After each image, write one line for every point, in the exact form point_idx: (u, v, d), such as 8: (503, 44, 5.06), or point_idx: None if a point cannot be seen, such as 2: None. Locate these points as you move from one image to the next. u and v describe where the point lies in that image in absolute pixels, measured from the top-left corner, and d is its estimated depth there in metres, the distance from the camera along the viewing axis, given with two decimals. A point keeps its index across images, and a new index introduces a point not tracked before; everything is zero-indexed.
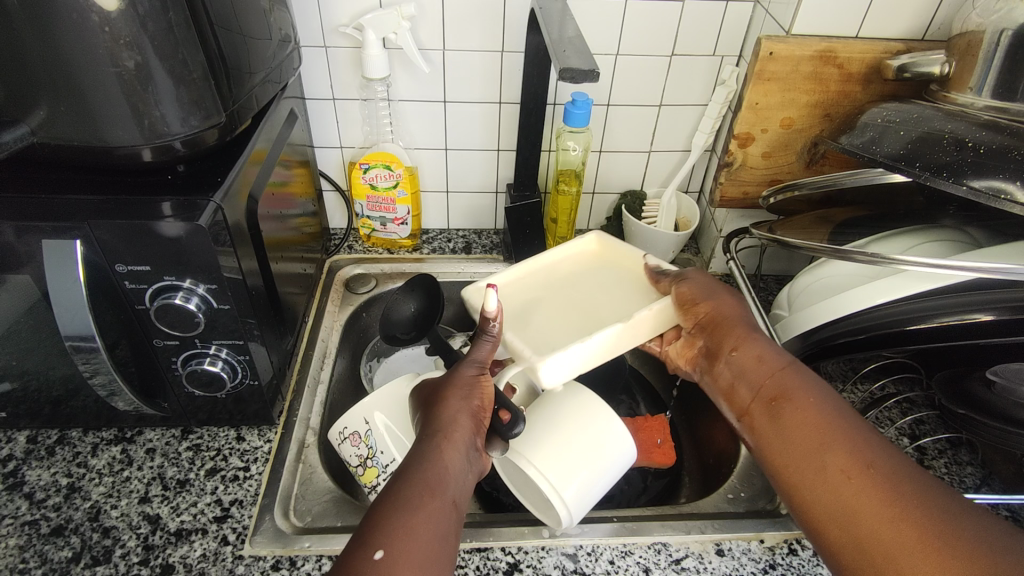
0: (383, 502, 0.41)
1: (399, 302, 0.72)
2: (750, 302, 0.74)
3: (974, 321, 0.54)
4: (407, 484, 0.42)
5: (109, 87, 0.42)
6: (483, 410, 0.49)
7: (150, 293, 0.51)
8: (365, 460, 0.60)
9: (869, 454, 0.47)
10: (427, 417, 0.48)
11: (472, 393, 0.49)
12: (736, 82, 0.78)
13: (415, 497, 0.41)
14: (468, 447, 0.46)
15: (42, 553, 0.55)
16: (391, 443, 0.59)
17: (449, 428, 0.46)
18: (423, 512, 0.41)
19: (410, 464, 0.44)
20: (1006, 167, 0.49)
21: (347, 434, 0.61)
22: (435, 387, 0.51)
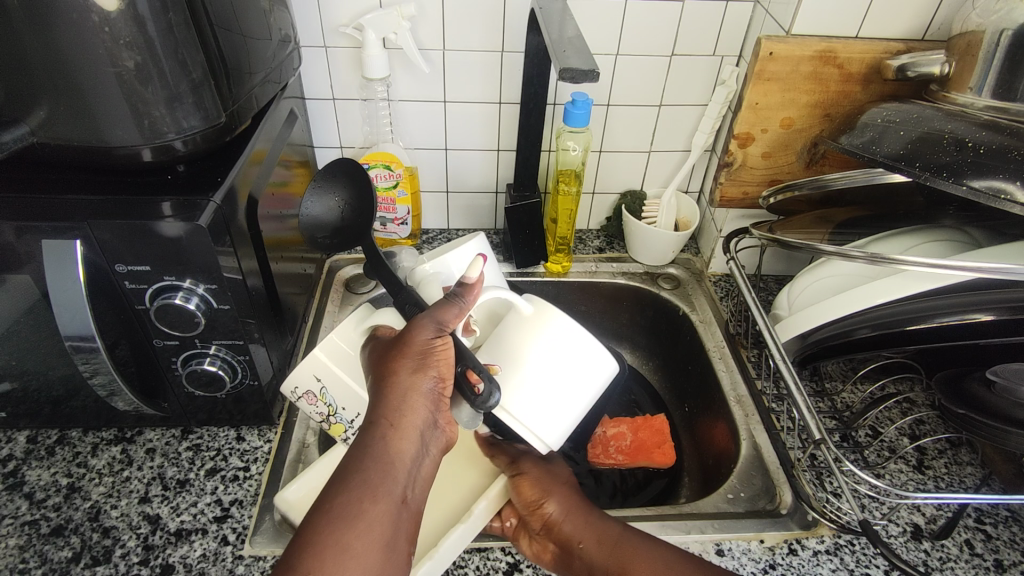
0: (318, 509, 0.38)
1: (321, 201, 0.62)
2: (750, 299, 0.71)
3: (975, 321, 0.54)
4: (345, 487, 0.38)
5: (109, 87, 0.42)
6: (441, 383, 0.43)
7: (150, 293, 0.51)
8: (328, 417, 0.60)
9: None
10: (374, 396, 0.42)
11: (424, 367, 0.42)
12: (736, 82, 0.78)
13: (354, 503, 0.38)
14: (422, 431, 0.41)
15: (42, 553, 0.55)
16: (353, 402, 0.59)
17: (396, 413, 0.41)
18: (361, 522, 0.37)
19: (354, 458, 0.40)
20: (1007, 167, 0.49)
21: (302, 394, 0.59)
22: (385, 356, 0.44)
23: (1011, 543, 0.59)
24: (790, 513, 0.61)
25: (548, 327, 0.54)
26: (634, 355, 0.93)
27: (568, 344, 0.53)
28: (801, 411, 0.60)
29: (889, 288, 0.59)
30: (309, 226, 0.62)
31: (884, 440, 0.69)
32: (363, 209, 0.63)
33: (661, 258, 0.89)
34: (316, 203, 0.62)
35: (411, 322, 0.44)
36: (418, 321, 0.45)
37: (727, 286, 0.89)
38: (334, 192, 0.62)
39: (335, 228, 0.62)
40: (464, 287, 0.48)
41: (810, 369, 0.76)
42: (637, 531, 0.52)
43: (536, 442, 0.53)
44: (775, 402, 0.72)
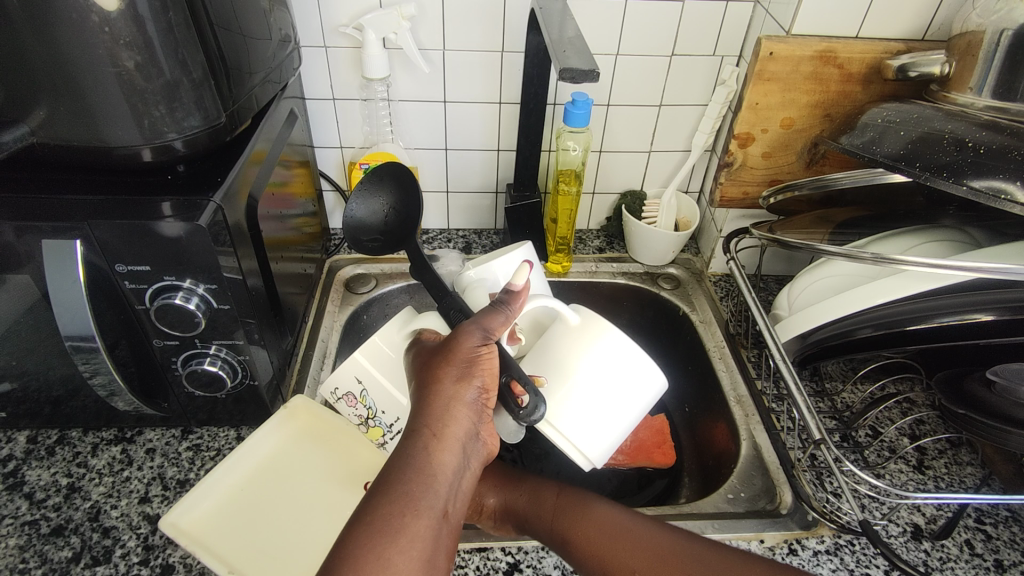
0: (357, 522, 0.36)
1: (369, 204, 0.65)
2: (750, 299, 0.71)
3: (975, 321, 0.54)
4: (388, 500, 0.37)
5: (109, 87, 0.42)
6: (484, 393, 0.43)
7: (150, 293, 0.51)
8: (366, 420, 0.63)
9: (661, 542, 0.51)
10: (417, 405, 0.42)
11: (469, 377, 0.43)
12: (736, 82, 0.78)
13: (396, 517, 0.36)
14: (464, 442, 0.41)
15: (42, 553, 0.55)
16: (390, 405, 0.61)
17: (440, 424, 0.41)
18: (404, 538, 0.36)
19: (394, 470, 0.39)
20: (1006, 167, 0.49)
21: (342, 395, 0.62)
22: (429, 365, 0.44)
23: (1011, 543, 0.59)
24: (790, 513, 0.61)
25: (595, 341, 0.54)
26: None
27: (615, 359, 0.53)
28: (801, 411, 0.60)
29: (889, 288, 0.59)
30: (354, 228, 0.65)
31: (884, 440, 0.69)
32: (405, 214, 0.65)
33: (661, 257, 0.89)
34: (361, 205, 0.65)
35: (456, 332, 0.45)
36: (463, 330, 0.45)
37: (727, 286, 0.89)
38: (378, 195, 0.65)
39: (378, 231, 0.65)
40: (509, 294, 0.50)
41: (810, 369, 0.76)
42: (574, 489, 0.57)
43: (579, 457, 0.53)
44: (775, 402, 0.72)
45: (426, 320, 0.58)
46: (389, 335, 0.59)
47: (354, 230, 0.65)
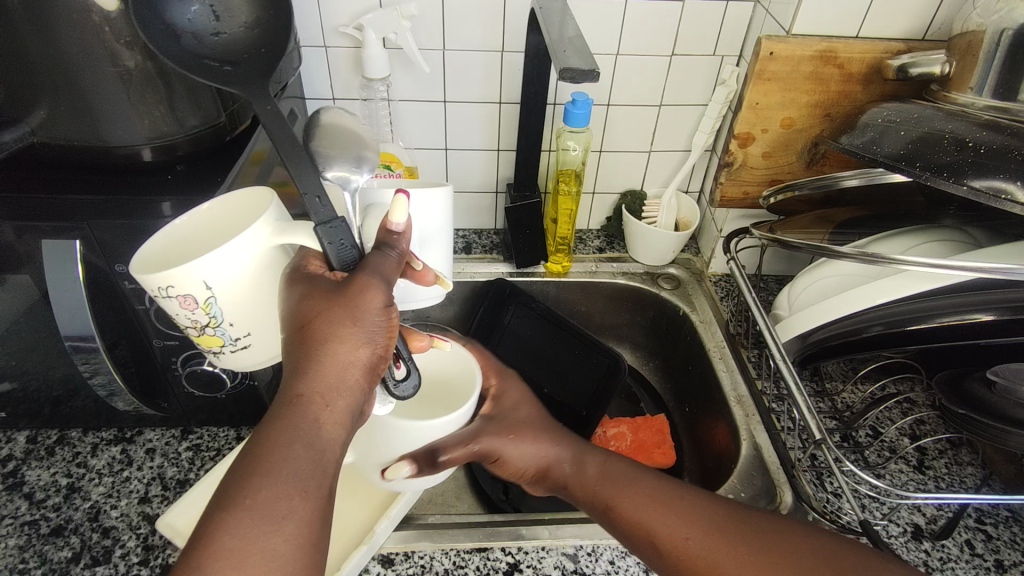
0: (234, 506, 0.31)
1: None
2: (750, 299, 0.71)
3: (975, 321, 0.54)
4: (272, 481, 0.32)
5: (110, 86, 0.42)
6: (378, 358, 0.37)
7: (150, 294, 0.50)
8: (201, 328, 0.41)
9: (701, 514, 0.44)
10: (298, 363, 0.35)
11: (372, 342, 0.36)
12: (736, 82, 0.78)
13: (283, 499, 0.32)
14: (352, 413, 0.36)
15: (42, 553, 0.55)
16: (252, 316, 0.42)
17: (330, 392, 0.35)
18: (294, 524, 0.32)
19: (277, 444, 0.33)
20: (1007, 167, 0.49)
21: (174, 294, 0.40)
22: (324, 310, 0.36)
23: (1011, 543, 0.59)
24: (790, 513, 0.61)
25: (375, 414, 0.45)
26: (635, 355, 0.93)
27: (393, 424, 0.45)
28: (801, 411, 0.60)
29: (890, 288, 0.59)
30: (167, 44, 0.39)
31: (885, 440, 0.69)
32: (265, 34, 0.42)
33: (661, 257, 0.89)
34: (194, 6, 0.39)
35: (360, 281, 0.37)
36: (367, 280, 0.37)
37: (727, 286, 0.89)
38: None
39: (217, 55, 0.40)
40: (383, 235, 0.41)
41: (810, 369, 0.76)
42: (616, 459, 0.50)
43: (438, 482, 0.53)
44: (776, 402, 0.72)
45: (297, 235, 0.40)
46: (260, 242, 0.40)
47: (172, 48, 0.39)
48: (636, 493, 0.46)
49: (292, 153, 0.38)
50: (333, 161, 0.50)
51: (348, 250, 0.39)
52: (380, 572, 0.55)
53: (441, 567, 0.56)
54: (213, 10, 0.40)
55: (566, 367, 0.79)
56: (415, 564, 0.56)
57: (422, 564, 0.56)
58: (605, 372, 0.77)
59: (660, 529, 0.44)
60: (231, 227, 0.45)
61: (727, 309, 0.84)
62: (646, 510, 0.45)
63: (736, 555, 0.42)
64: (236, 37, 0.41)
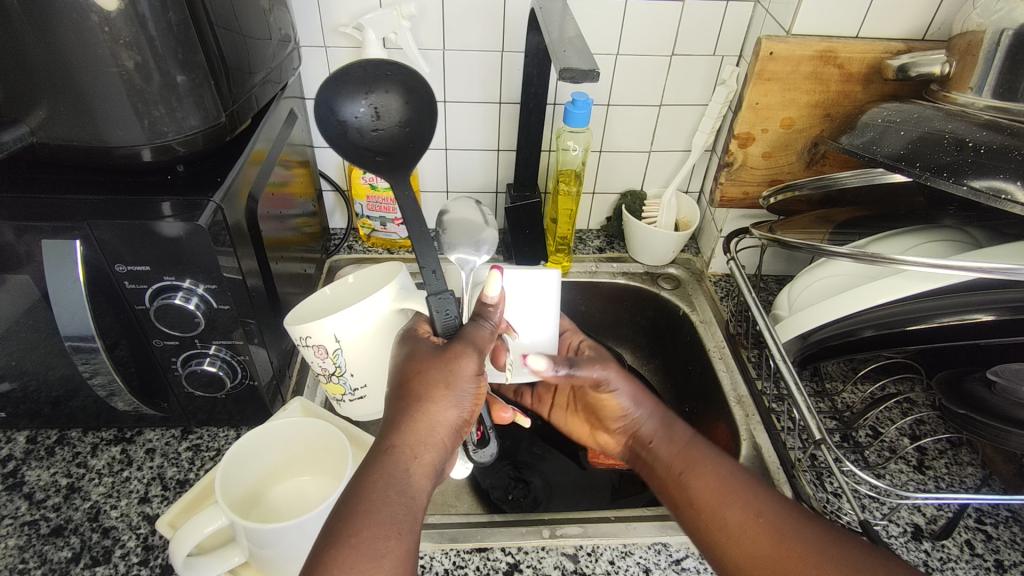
0: (342, 541, 0.36)
1: (369, 103, 0.50)
2: (750, 298, 0.71)
3: (975, 320, 0.54)
4: (374, 521, 0.37)
5: (110, 86, 0.42)
6: (464, 421, 0.43)
7: (150, 293, 0.51)
8: (330, 375, 0.55)
9: (764, 506, 0.48)
10: (398, 418, 0.41)
11: (462, 403, 0.42)
12: (736, 82, 0.78)
13: (381, 540, 0.37)
14: (437, 466, 0.41)
15: (42, 553, 0.55)
16: (367, 367, 0.54)
17: (420, 447, 0.41)
18: (390, 561, 0.36)
19: (377, 489, 0.39)
20: (1007, 167, 0.49)
21: (311, 344, 0.52)
22: (423, 374, 0.43)
23: (1011, 543, 0.59)
24: None
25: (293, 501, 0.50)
26: (635, 355, 0.93)
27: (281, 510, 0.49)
28: (801, 411, 0.60)
29: (890, 288, 0.59)
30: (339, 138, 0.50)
31: (884, 440, 0.69)
32: (413, 129, 0.51)
33: (661, 257, 0.89)
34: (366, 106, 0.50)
35: (455, 350, 0.43)
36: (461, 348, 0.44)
37: (727, 286, 0.89)
38: (382, 92, 0.50)
39: (372, 147, 0.50)
40: (480, 305, 0.46)
41: (810, 369, 0.76)
42: (710, 442, 0.54)
43: None
44: (775, 402, 0.72)
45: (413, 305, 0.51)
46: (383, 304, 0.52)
47: (341, 141, 0.50)
48: (698, 460, 0.52)
49: (420, 235, 0.47)
50: (456, 245, 0.59)
51: (452, 320, 0.47)
52: None
53: (441, 568, 0.56)
54: (376, 110, 0.50)
55: None
56: (415, 564, 0.56)
57: (421, 564, 0.56)
58: None
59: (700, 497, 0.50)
60: (359, 293, 0.59)
61: (727, 309, 0.84)
62: (716, 491, 0.50)
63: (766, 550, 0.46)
64: (393, 133, 0.51)
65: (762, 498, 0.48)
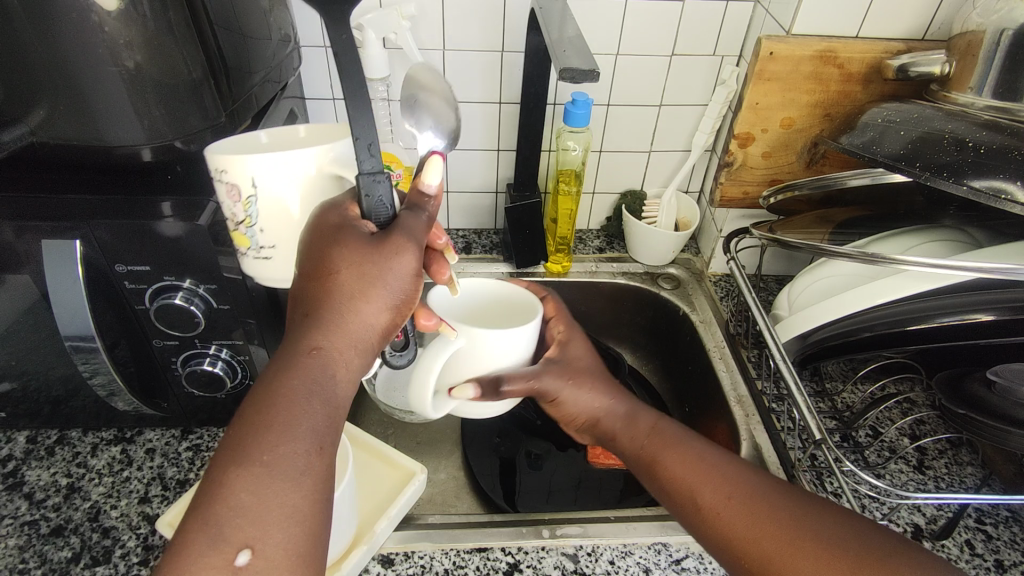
0: (252, 462, 0.34)
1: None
2: (750, 298, 0.71)
3: (975, 321, 0.54)
4: (291, 436, 0.35)
5: (110, 86, 0.42)
6: (390, 324, 0.40)
7: (150, 293, 0.51)
8: (236, 223, 0.46)
9: (736, 482, 0.50)
10: (317, 315, 0.38)
11: (394, 305, 0.39)
12: (736, 82, 0.78)
13: (298, 458, 0.35)
14: (356, 370, 0.39)
15: (42, 553, 0.55)
16: (281, 226, 0.45)
17: (340, 350, 0.38)
18: (310, 479, 0.35)
19: (293, 400, 0.36)
20: (1007, 167, 0.49)
21: (224, 180, 0.43)
22: (348, 268, 0.38)
23: (1012, 543, 0.59)
24: None
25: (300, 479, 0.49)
26: (635, 355, 0.93)
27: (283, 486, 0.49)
28: (801, 411, 0.60)
29: (891, 288, 0.59)
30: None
31: (884, 440, 0.69)
32: None
33: (661, 257, 0.89)
34: None
35: (393, 245, 0.39)
36: (394, 242, 0.39)
37: (727, 286, 0.89)
38: None
39: None
40: (416, 196, 0.42)
41: (810, 369, 0.76)
42: (673, 425, 0.56)
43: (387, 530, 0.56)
44: (776, 402, 0.72)
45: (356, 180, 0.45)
46: (313, 164, 0.43)
47: None
48: (667, 444, 0.54)
49: (354, 95, 0.39)
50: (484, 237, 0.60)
51: (386, 208, 0.41)
52: (379, 572, 0.55)
53: (440, 568, 0.56)
54: None
55: None
56: (415, 564, 0.56)
57: (422, 564, 0.56)
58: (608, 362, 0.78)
59: (681, 480, 0.51)
60: None
61: (727, 309, 0.84)
62: (691, 474, 0.51)
63: (750, 522, 0.47)
64: None
65: (729, 474, 0.50)
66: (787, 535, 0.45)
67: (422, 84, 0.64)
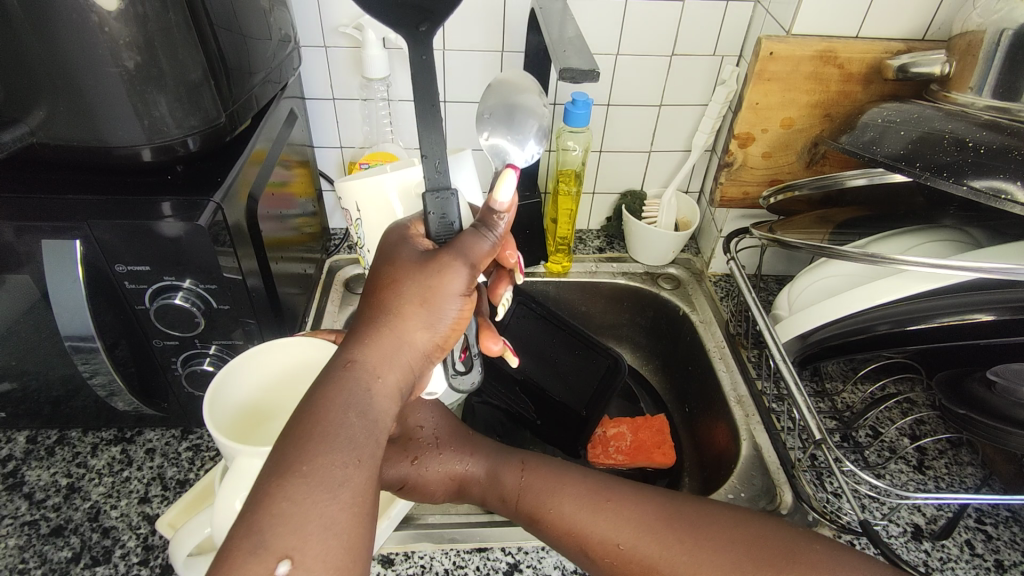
0: (291, 472, 0.33)
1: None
2: (750, 298, 0.71)
3: (975, 321, 0.54)
4: (329, 448, 0.34)
5: (110, 85, 0.42)
6: (437, 344, 0.40)
7: (150, 293, 0.51)
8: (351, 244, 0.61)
9: (609, 495, 0.51)
10: (369, 330, 0.39)
11: (436, 324, 0.39)
12: (736, 82, 0.78)
13: (337, 469, 0.34)
14: (400, 388, 0.38)
15: (42, 553, 0.55)
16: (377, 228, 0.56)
17: (385, 366, 0.38)
18: (350, 493, 0.34)
19: (334, 409, 0.36)
20: (1007, 167, 0.49)
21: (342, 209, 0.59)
22: (403, 285, 0.39)
23: (1011, 543, 0.59)
24: (790, 513, 0.61)
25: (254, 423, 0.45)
26: (635, 355, 0.93)
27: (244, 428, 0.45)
28: (801, 411, 0.60)
29: (891, 288, 0.59)
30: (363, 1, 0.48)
31: (885, 440, 0.69)
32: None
33: (661, 257, 0.89)
34: None
35: (440, 263, 0.39)
36: (450, 260, 0.40)
37: (727, 286, 0.89)
38: None
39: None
40: (487, 213, 0.43)
41: (810, 369, 0.76)
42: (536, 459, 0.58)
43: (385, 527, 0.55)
44: (776, 402, 0.71)
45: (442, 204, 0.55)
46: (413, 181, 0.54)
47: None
48: (552, 496, 0.53)
49: (426, 114, 0.44)
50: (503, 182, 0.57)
51: (449, 225, 0.44)
52: (379, 572, 0.55)
53: (440, 568, 0.56)
54: None
55: (568, 369, 0.79)
56: (416, 564, 0.56)
57: (422, 564, 0.56)
58: (605, 373, 0.77)
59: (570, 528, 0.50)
60: None
61: (727, 309, 0.84)
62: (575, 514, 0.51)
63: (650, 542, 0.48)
64: None
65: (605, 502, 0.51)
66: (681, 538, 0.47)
67: (513, 91, 0.58)
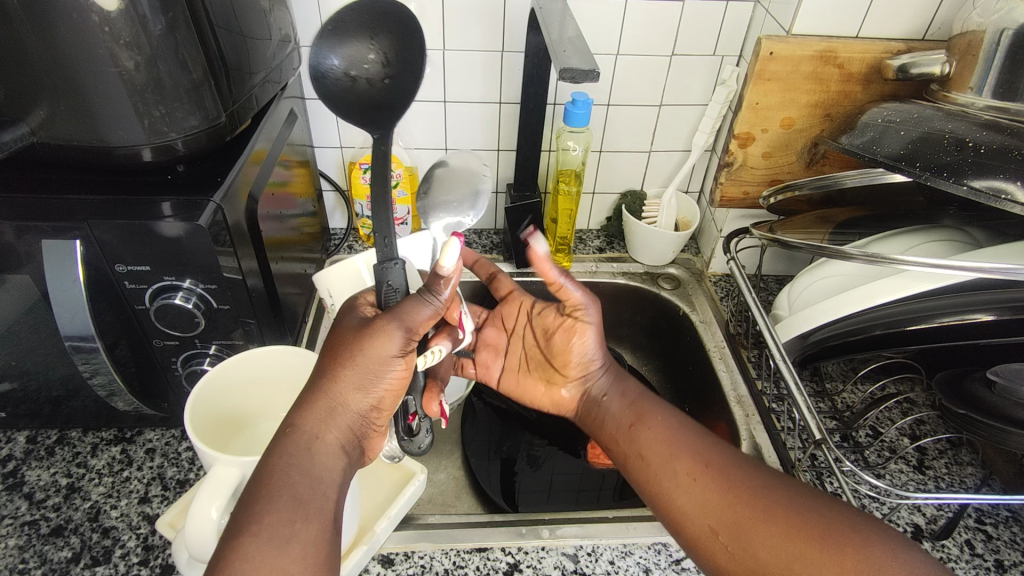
0: (244, 531, 0.39)
1: (350, 51, 0.45)
2: (750, 298, 0.71)
3: (975, 320, 0.54)
4: (274, 508, 0.40)
5: (110, 85, 0.42)
6: (375, 404, 0.45)
7: (150, 293, 0.51)
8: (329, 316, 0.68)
9: (708, 455, 0.51)
10: (313, 394, 0.44)
11: (370, 387, 0.44)
12: (736, 82, 0.78)
13: (285, 524, 0.39)
14: (343, 445, 0.44)
15: (42, 553, 0.55)
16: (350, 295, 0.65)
17: (325, 427, 0.43)
18: (298, 547, 0.39)
19: (278, 471, 0.41)
20: (1007, 167, 0.49)
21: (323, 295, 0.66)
22: (343, 353, 0.44)
23: (1012, 543, 0.59)
24: None
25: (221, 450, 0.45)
26: (635, 355, 0.94)
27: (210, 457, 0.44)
28: (801, 411, 0.60)
29: (890, 288, 0.59)
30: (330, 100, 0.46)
31: (884, 440, 0.69)
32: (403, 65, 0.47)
33: (661, 257, 0.89)
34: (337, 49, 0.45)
35: (375, 330, 0.44)
36: (387, 327, 0.44)
37: (727, 286, 0.89)
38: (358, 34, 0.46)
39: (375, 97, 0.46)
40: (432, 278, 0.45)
41: (810, 369, 0.76)
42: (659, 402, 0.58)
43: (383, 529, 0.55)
44: (776, 402, 0.72)
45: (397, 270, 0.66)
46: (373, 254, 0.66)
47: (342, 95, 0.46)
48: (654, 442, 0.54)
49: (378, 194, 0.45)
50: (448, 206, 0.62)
51: (395, 292, 0.46)
52: (379, 572, 0.55)
53: (440, 568, 0.56)
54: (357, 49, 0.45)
55: None
56: (415, 564, 0.56)
57: (422, 564, 0.56)
58: None
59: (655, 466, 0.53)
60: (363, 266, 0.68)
61: (727, 309, 0.84)
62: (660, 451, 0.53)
63: (723, 495, 0.49)
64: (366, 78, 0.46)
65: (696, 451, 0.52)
66: (757, 511, 0.47)
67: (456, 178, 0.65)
